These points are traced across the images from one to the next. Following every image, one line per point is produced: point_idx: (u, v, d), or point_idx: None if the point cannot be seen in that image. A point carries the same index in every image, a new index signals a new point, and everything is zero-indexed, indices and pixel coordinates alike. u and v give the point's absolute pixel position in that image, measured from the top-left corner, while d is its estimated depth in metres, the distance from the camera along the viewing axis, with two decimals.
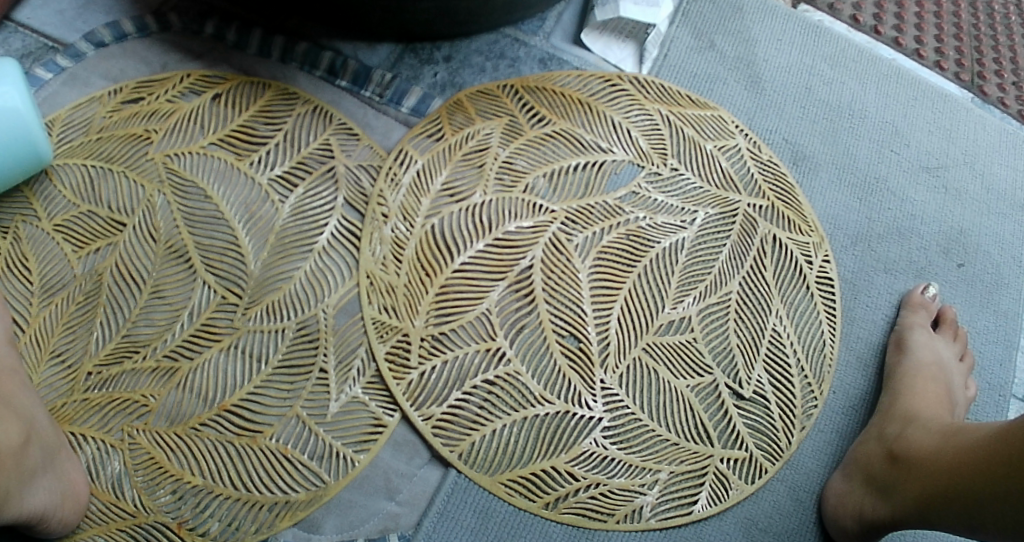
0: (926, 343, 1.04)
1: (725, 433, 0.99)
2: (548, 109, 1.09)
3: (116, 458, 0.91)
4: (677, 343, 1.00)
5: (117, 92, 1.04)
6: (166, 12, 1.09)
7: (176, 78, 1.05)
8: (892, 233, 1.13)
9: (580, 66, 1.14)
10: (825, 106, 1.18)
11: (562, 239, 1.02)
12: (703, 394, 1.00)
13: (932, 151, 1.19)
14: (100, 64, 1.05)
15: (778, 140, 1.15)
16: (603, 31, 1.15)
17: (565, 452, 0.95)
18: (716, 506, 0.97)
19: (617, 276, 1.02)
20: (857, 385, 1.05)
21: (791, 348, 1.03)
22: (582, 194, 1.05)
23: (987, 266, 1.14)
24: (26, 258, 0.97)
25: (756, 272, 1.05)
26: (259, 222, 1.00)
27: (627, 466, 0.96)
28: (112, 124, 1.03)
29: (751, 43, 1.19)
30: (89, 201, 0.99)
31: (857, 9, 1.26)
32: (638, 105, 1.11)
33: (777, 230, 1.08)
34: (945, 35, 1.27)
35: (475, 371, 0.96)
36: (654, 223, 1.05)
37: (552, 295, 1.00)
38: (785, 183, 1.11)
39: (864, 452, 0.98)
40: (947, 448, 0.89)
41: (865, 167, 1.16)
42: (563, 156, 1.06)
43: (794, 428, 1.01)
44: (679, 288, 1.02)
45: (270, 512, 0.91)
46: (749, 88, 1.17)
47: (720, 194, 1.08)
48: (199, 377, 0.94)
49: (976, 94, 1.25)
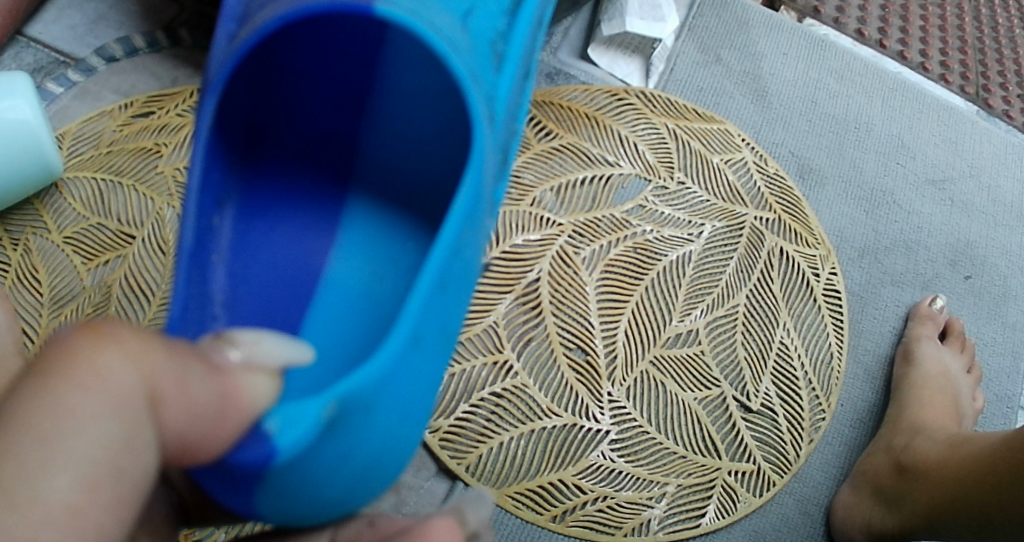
0: (933, 354, 1.04)
1: (733, 446, 0.98)
2: (555, 123, 1.10)
3: None
4: (685, 356, 1.00)
5: (128, 106, 1.07)
6: (176, 27, 1.13)
7: (186, 93, 1.08)
8: (899, 246, 1.13)
9: (586, 80, 1.16)
10: (831, 120, 1.19)
11: (569, 252, 1.02)
12: (710, 407, 0.99)
13: (938, 163, 1.19)
14: (110, 79, 1.10)
15: (784, 153, 1.16)
16: (609, 46, 1.16)
17: (572, 465, 0.94)
18: (724, 519, 0.96)
19: (624, 289, 1.01)
20: (865, 398, 1.06)
21: (798, 360, 1.03)
22: (589, 207, 1.05)
23: (994, 278, 1.14)
24: (36, 270, 0.98)
25: (763, 286, 1.05)
26: None
27: (635, 479, 0.95)
28: (123, 138, 1.05)
29: (757, 58, 1.20)
30: (99, 213, 1.01)
31: (862, 23, 1.28)
32: (645, 119, 1.12)
33: (784, 242, 1.08)
34: (950, 48, 1.29)
35: (482, 383, 0.96)
36: (662, 236, 1.05)
37: (559, 308, 0.99)
38: (791, 197, 1.12)
39: (869, 463, 0.98)
40: (953, 458, 0.90)
41: (872, 180, 1.16)
42: (570, 170, 1.07)
43: (802, 441, 1.01)
44: (687, 300, 1.02)
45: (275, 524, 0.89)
46: (755, 102, 1.18)
47: (726, 208, 1.08)
48: None
49: (981, 106, 1.25)
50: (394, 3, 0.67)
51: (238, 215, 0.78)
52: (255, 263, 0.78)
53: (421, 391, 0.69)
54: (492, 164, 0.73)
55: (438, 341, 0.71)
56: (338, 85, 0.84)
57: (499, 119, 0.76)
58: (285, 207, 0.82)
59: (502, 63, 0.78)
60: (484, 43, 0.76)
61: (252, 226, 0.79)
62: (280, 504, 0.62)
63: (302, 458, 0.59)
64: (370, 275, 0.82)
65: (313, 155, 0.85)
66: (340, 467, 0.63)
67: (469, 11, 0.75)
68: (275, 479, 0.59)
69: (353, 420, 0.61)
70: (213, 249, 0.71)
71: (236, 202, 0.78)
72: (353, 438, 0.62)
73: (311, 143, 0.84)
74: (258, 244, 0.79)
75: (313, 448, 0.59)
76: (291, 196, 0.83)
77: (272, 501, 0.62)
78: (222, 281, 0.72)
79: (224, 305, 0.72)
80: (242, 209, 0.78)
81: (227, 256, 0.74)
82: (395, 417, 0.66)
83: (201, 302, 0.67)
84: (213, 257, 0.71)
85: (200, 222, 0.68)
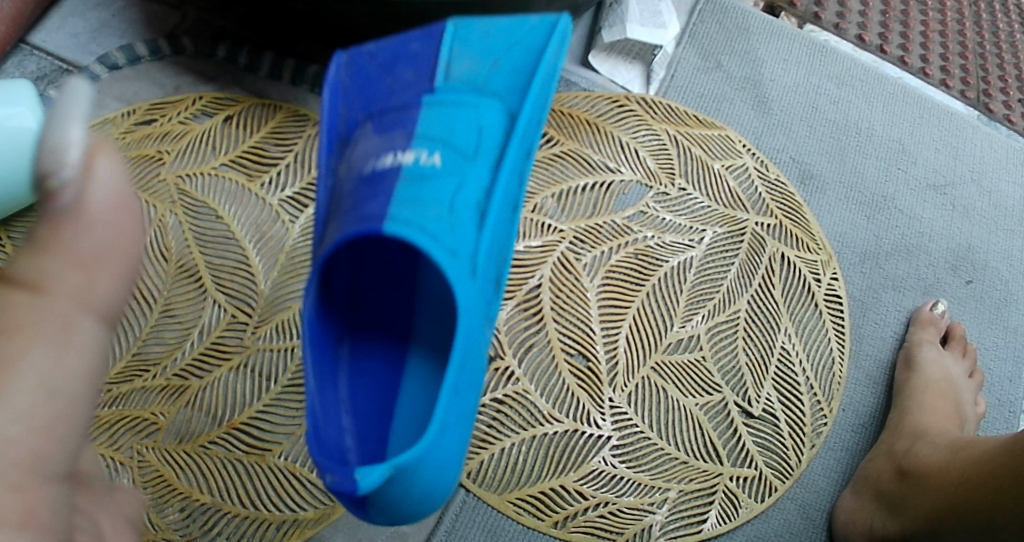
0: (935, 360, 1.04)
1: (735, 451, 0.98)
2: (556, 130, 1.10)
3: (126, 475, 0.93)
4: (686, 362, 1.00)
5: (131, 114, 1.07)
6: (179, 35, 1.13)
7: (188, 101, 1.09)
8: (900, 251, 1.13)
9: (588, 87, 1.16)
10: (831, 125, 1.19)
11: (570, 258, 1.02)
12: (712, 412, 0.99)
13: (939, 168, 1.19)
14: (113, 87, 1.09)
15: (784, 158, 1.16)
16: (610, 53, 1.17)
17: (573, 471, 0.95)
18: (726, 524, 0.96)
19: (625, 295, 1.02)
20: (866, 404, 1.05)
21: (800, 366, 1.03)
22: (590, 213, 1.06)
23: (995, 283, 1.14)
24: None
25: (764, 291, 1.05)
26: (270, 242, 1.02)
27: (636, 485, 0.95)
28: (125, 145, 1.06)
29: (757, 64, 1.21)
30: None
31: (862, 29, 1.28)
32: (646, 125, 1.12)
33: (785, 247, 1.08)
34: (951, 53, 1.29)
35: (484, 389, 0.96)
36: (663, 242, 1.05)
37: (560, 313, 1.00)
38: (792, 202, 1.12)
39: (871, 468, 0.98)
40: (956, 462, 0.90)
41: (872, 186, 1.16)
42: (571, 176, 1.08)
43: (804, 447, 1.00)
44: (688, 306, 1.03)
45: (277, 530, 0.92)
46: (756, 108, 1.18)
47: (728, 213, 1.08)
48: (209, 395, 0.96)
49: (981, 112, 1.25)
50: (398, 222, 0.70)
51: (351, 357, 0.80)
52: (365, 385, 0.79)
53: (457, 429, 0.72)
54: (478, 284, 0.74)
55: (459, 422, 0.73)
56: (404, 251, 0.85)
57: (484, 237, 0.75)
58: (381, 335, 0.83)
59: (487, 206, 0.77)
60: (468, 208, 0.75)
61: (363, 382, 0.79)
62: (393, 512, 0.71)
63: (388, 495, 0.68)
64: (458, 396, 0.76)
65: (399, 312, 0.84)
66: (435, 477, 0.70)
67: (456, 192, 0.75)
68: (373, 500, 0.69)
69: (419, 472, 0.68)
70: (338, 366, 0.77)
71: (347, 351, 0.80)
72: (415, 479, 0.69)
73: (393, 307, 0.84)
74: (378, 394, 0.79)
75: (386, 491, 0.68)
76: (385, 328, 0.83)
77: (382, 514, 0.71)
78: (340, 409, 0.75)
79: (348, 414, 0.76)
80: (354, 353, 0.81)
81: (343, 382, 0.78)
82: (448, 460, 0.71)
83: (326, 415, 0.72)
84: (337, 374, 0.77)
85: (319, 373, 0.73)
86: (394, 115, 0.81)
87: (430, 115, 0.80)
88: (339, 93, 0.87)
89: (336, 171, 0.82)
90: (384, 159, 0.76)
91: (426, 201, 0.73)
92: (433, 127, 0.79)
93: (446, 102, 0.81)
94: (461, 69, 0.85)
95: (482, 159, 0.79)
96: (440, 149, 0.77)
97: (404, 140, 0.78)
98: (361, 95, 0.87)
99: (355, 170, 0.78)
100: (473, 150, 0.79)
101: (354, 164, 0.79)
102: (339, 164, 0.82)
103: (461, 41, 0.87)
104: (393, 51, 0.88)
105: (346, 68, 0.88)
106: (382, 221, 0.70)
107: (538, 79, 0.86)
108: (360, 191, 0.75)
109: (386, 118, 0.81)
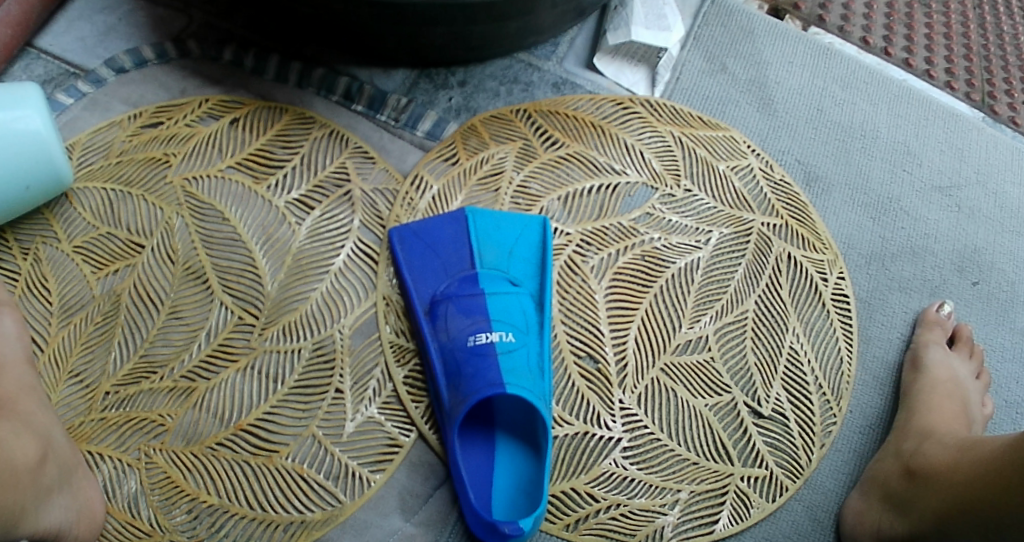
0: (942, 361, 1.04)
1: (745, 452, 0.99)
2: (561, 132, 1.11)
3: (133, 477, 0.93)
4: (695, 363, 1.01)
5: (138, 117, 1.08)
6: (186, 39, 1.13)
7: (195, 103, 1.09)
8: (907, 253, 1.14)
9: (592, 90, 1.16)
10: (837, 127, 1.19)
11: (577, 260, 1.04)
12: (721, 413, 1.00)
13: (944, 170, 1.19)
14: (120, 90, 1.09)
15: (790, 160, 1.16)
16: (616, 56, 1.18)
17: (585, 473, 0.96)
18: (738, 525, 0.96)
19: (633, 296, 1.03)
20: (874, 405, 1.05)
21: (808, 365, 1.04)
22: (596, 215, 1.07)
23: (1002, 284, 1.14)
24: (46, 279, 0.99)
25: (772, 291, 1.06)
26: (276, 244, 1.02)
27: (648, 487, 0.96)
28: (132, 148, 1.06)
29: (762, 66, 1.21)
30: (108, 223, 1.02)
31: (867, 32, 1.28)
32: (650, 127, 1.13)
33: (791, 248, 1.09)
34: (955, 55, 1.29)
35: None
36: (670, 243, 1.07)
37: (568, 316, 1.02)
38: (798, 202, 1.12)
39: (879, 469, 0.98)
40: (963, 460, 0.89)
41: (878, 188, 1.17)
42: (577, 179, 1.09)
43: (813, 447, 1.01)
44: (696, 307, 1.04)
45: (285, 532, 0.92)
46: (762, 110, 1.18)
47: (734, 214, 1.09)
48: (216, 397, 0.96)
49: (986, 114, 1.26)
50: (512, 389, 0.91)
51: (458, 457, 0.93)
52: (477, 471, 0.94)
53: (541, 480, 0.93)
54: (538, 383, 0.95)
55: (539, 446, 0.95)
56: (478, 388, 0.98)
57: (542, 369, 0.97)
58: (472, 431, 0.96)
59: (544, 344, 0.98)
60: (535, 370, 0.96)
61: (473, 463, 0.94)
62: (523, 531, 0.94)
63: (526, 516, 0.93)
64: (536, 453, 0.95)
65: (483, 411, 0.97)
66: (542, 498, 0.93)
67: (531, 372, 0.95)
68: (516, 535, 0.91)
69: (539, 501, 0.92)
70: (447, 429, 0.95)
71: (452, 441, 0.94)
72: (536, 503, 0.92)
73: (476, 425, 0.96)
74: (484, 471, 0.94)
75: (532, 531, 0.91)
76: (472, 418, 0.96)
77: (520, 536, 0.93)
78: (464, 487, 0.92)
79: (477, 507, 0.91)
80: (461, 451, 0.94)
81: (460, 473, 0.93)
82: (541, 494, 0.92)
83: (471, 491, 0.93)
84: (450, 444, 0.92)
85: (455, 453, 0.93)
86: (470, 298, 0.98)
87: (493, 304, 0.98)
88: (407, 269, 1.01)
89: (434, 337, 0.97)
90: (477, 335, 0.95)
91: (519, 368, 0.94)
92: (495, 315, 0.97)
93: (498, 290, 0.99)
94: (487, 258, 1.01)
95: (533, 330, 0.98)
96: (512, 330, 0.96)
97: (486, 322, 0.96)
98: (424, 274, 1.01)
99: (454, 344, 0.96)
100: (525, 325, 0.98)
101: (452, 338, 0.96)
102: (433, 332, 0.98)
103: (479, 229, 1.02)
104: (433, 230, 1.02)
105: (400, 241, 1.02)
106: (498, 388, 0.91)
107: (549, 254, 1.03)
108: (467, 366, 0.94)
109: (464, 299, 0.98)
